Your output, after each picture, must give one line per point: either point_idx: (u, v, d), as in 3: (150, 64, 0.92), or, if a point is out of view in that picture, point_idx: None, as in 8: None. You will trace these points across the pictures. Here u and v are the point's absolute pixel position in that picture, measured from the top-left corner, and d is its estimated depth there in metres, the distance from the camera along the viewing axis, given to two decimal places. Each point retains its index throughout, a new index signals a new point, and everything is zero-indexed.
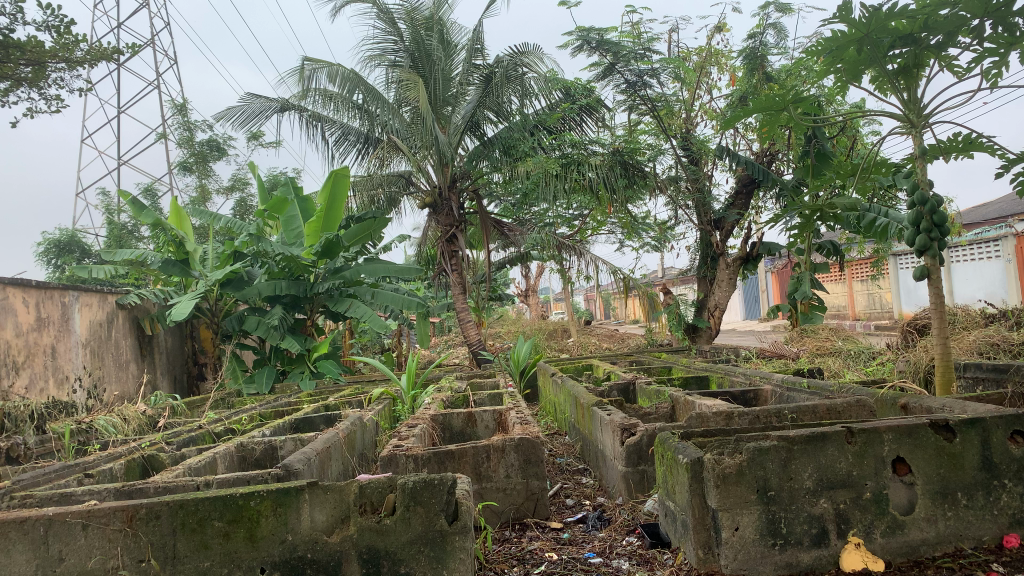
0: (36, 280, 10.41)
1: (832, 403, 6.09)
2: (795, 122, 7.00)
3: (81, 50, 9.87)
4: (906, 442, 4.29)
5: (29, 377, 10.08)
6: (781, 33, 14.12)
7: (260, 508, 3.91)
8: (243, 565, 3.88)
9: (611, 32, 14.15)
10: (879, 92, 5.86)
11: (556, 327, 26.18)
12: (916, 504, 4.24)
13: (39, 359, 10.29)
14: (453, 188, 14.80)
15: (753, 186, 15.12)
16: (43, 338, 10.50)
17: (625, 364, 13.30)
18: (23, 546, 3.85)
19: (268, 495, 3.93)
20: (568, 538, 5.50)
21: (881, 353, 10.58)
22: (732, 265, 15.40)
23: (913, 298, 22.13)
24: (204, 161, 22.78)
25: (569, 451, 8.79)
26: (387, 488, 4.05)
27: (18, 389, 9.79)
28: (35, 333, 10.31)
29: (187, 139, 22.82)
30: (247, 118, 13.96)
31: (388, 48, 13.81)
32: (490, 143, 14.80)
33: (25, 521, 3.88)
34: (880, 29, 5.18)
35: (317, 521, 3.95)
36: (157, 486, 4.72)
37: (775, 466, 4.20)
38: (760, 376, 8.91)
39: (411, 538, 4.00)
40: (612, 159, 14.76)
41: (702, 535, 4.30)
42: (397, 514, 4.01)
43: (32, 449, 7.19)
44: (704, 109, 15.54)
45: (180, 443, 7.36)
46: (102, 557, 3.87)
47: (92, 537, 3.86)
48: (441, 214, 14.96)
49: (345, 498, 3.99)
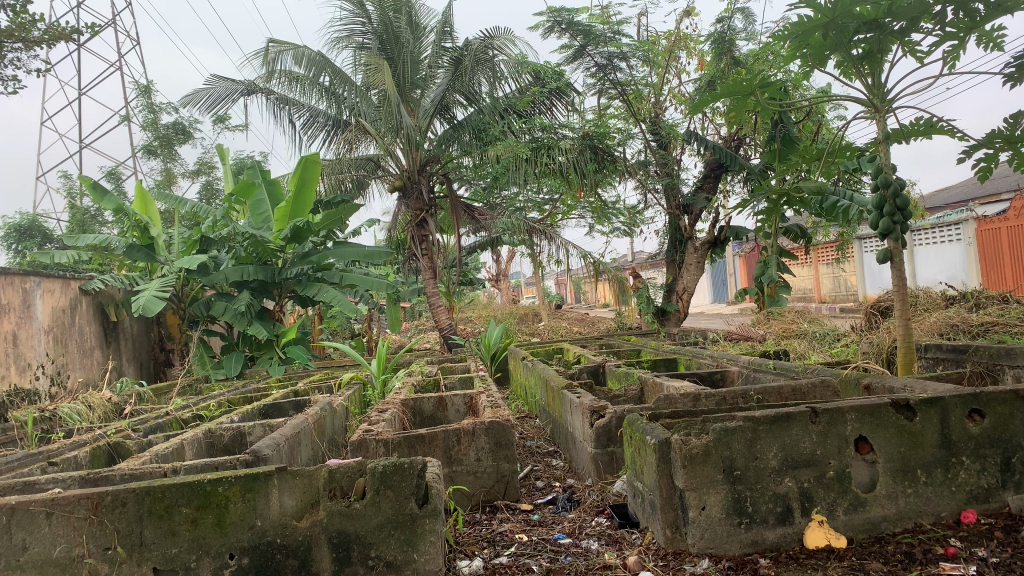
0: None
1: (798, 383, 6.19)
2: (762, 107, 7.06)
3: (39, 29, 9.61)
4: (868, 421, 4.38)
5: None
6: (749, 17, 14.19)
7: (228, 494, 3.89)
8: (212, 551, 3.86)
9: (582, 14, 14.11)
10: (844, 77, 5.92)
11: (527, 312, 26.25)
12: (877, 482, 4.34)
13: None
14: (422, 172, 14.70)
15: (721, 170, 15.24)
16: (4, 325, 10.29)
17: (595, 348, 13.39)
18: None
19: (237, 481, 3.91)
20: (538, 520, 5.54)
21: (845, 335, 10.76)
22: (701, 249, 15.53)
23: (877, 280, 22.50)
24: (169, 145, 22.41)
25: (539, 434, 8.84)
26: (356, 472, 4.05)
27: None
28: None
29: (151, 122, 22.42)
30: (213, 102, 13.78)
31: (355, 29, 13.58)
32: (460, 126, 14.73)
33: None
34: (845, 14, 5.23)
35: (286, 507, 3.95)
36: (124, 474, 4.67)
37: (741, 446, 4.27)
38: (727, 358, 9.03)
39: (381, 522, 4.01)
40: (582, 144, 14.79)
41: (670, 515, 4.36)
42: (367, 498, 4.01)
43: None
44: (673, 93, 15.59)
45: (147, 430, 7.28)
46: (67, 545, 3.82)
47: (57, 525, 3.81)
48: (411, 198, 14.87)
49: (314, 482, 3.99)
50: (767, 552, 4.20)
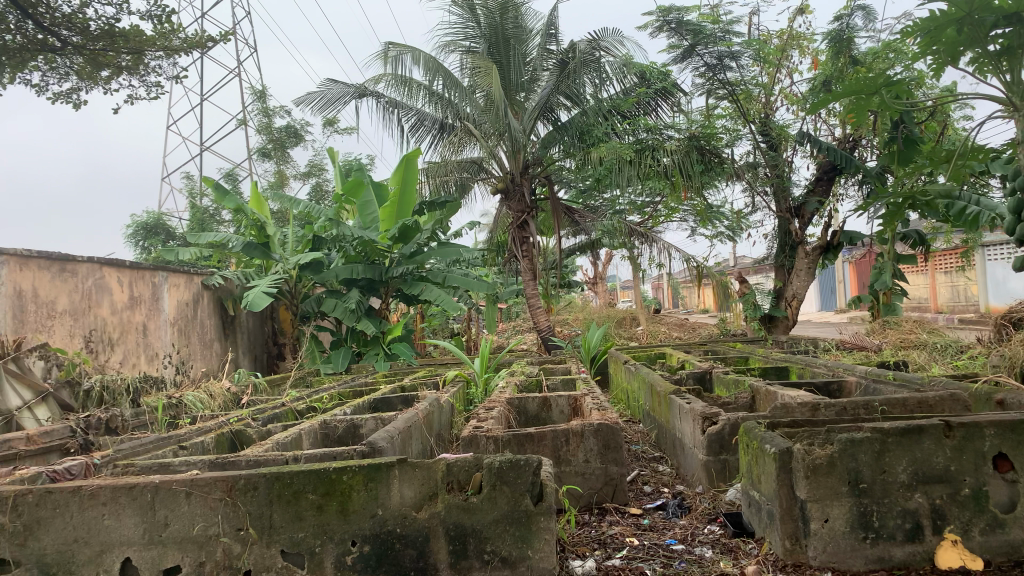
0: (129, 260, 10.87)
1: (924, 395, 5.90)
2: (886, 106, 6.76)
3: (178, 38, 10.20)
4: (1009, 438, 4.13)
5: (123, 353, 10.62)
6: (869, 15, 13.62)
7: (351, 482, 4.03)
8: (335, 537, 4.00)
9: (692, 13, 13.94)
10: (978, 73, 5.59)
11: (626, 315, 26.02)
12: (1019, 502, 4.08)
13: (131, 336, 10.81)
14: (524, 174, 14.79)
15: (834, 173, 14.68)
16: (136, 317, 10.99)
17: (699, 353, 13.17)
18: (131, 511, 4.00)
19: (359, 470, 4.05)
20: (649, 524, 5.49)
21: (971, 347, 10.20)
22: (811, 254, 15.02)
23: (1003, 291, 21.20)
24: (282, 148, 23.39)
25: (645, 439, 8.75)
26: (473, 467, 4.13)
27: (113, 363, 10.29)
28: (128, 311, 10.80)
29: (266, 126, 23.42)
30: (325, 103, 14.28)
31: (464, 34, 13.88)
32: (564, 128, 14.75)
33: (133, 487, 4.03)
34: (984, 6, 4.94)
35: (406, 497, 4.06)
36: (249, 460, 4.90)
37: (867, 458, 4.11)
38: (842, 367, 8.71)
39: (497, 517, 4.07)
40: (689, 145, 14.57)
41: (789, 526, 4.24)
42: (483, 494, 4.08)
43: (128, 421, 7.55)
44: (783, 93, 15.13)
45: (265, 419, 7.62)
46: (204, 524, 4.02)
47: (194, 505, 4.01)
48: (513, 199, 14.95)
49: (433, 475, 4.08)
50: (894, 570, 4.02)
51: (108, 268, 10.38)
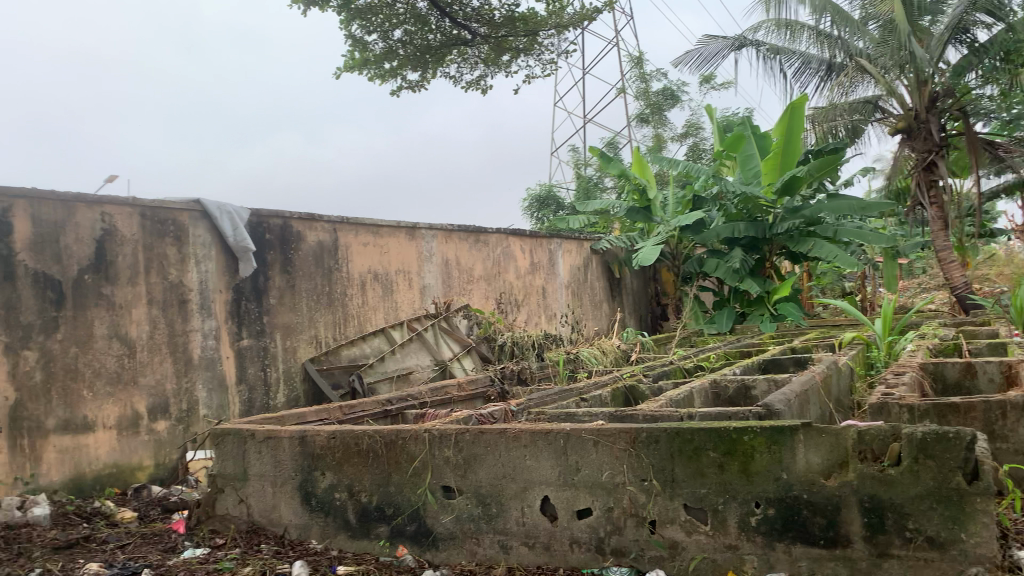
0: (530, 230, 12.46)
1: None
2: None
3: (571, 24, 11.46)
4: None
5: (528, 313, 12.37)
6: None
7: (755, 443, 3.47)
8: (739, 498, 3.50)
9: None
10: None
11: None
12: None
13: (534, 298, 12.53)
14: (932, 110, 13.40)
15: None
16: (537, 282, 12.64)
17: None
18: (548, 454, 3.93)
19: (763, 431, 3.46)
20: None
21: None
22: None
23: None
24: (660, 111, 24.22)
25: None
26: (890, 434, 3.26)
27: (520, 321, 12.07)
28: (531, 276, 12.49)
29: (645, 92, 24.56)
30: (704, 60, 14.61)
31: None
32: (983, 48, 13.22)
33: (547, 432, 3.95)
34: None
35: (813, 462, 3.38)
36: (645, 414, 4.83)
37: None
38: None
39: (922, 493, 3.17)
40: None
41: None
42: (904, 465, 3.21)
43: (535, 373, 8.74)
44: None
45: (656, 376, 8.35)
46: (611, 472, 3.79)
47: (602, 453, 3.81)
48: (917, 139, 13.68)
49: (842, 441, 3.33)
50: None
51: (515, 239, 12.06)
